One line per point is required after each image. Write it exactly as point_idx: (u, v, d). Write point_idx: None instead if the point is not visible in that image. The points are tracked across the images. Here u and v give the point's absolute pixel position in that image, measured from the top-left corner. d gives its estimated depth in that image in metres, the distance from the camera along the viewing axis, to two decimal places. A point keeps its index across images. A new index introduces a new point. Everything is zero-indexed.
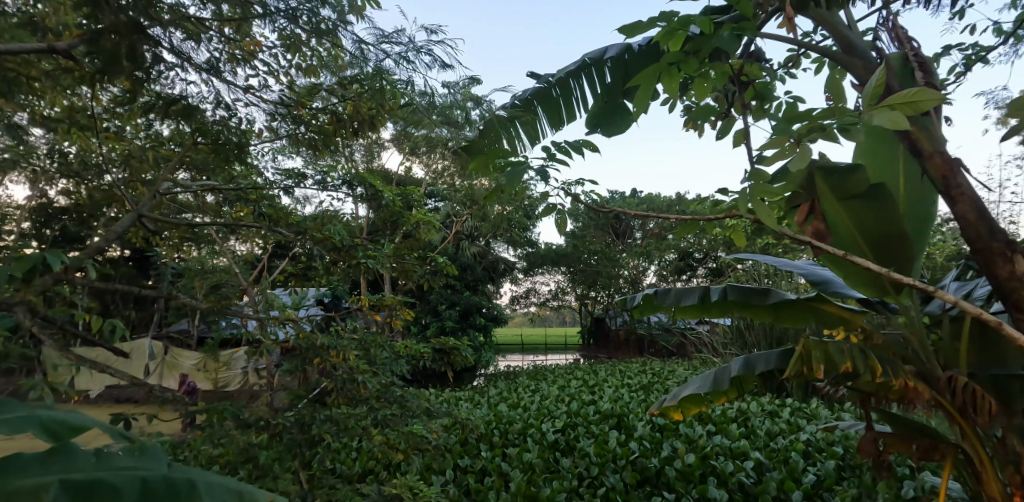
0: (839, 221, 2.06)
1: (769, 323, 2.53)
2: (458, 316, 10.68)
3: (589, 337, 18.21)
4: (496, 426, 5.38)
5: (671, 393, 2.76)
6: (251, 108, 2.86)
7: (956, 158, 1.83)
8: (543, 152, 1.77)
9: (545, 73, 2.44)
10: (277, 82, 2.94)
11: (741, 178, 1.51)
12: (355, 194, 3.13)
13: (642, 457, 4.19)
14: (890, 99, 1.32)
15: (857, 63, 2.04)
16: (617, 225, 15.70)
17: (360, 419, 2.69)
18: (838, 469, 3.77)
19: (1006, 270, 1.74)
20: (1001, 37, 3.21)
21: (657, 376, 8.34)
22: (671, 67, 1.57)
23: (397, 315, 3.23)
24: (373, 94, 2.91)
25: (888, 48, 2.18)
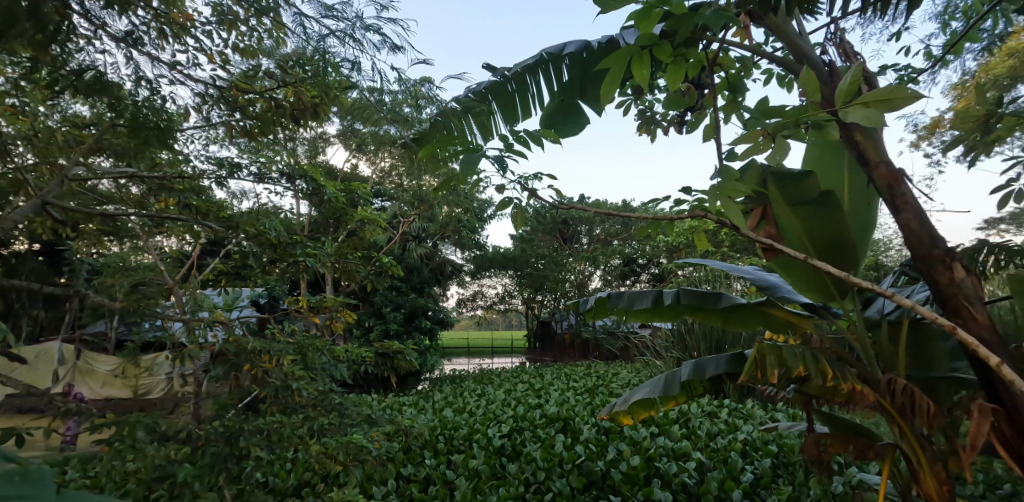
0: (791, 228, 2.10)
1: (718, 327, 2.53)
2: (404, 319, 10.33)
3: (535, 341, 18.24)
4: (440, 432, 5.21)
5: (621, 397, 2.72)
6: (176, 86, 2.61)
7: (901, 168, 1.85)
8: (502, 139, 1.68)
9: (501, 67, 2.35)
10: (209, 61, 2.70)
11: (708, 176, 1.54)
12: (295, 188, 2.89)
13: (588, 460, 4.14)
14: (865, 96, 1.34)
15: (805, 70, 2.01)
16: (564, 230, 15.91)
17: (295, 429, 2.48)
18: (774, 467, 3.86)
19: (945, 276, 1.76)
20: (932, 60, 3.38)
21: (601, 378, 8.40)
22: (643, 50, 1.51)
23: (338, 317, 3.03)
24: (314, 80, 2.75)
25: (834, 61, 2.19)
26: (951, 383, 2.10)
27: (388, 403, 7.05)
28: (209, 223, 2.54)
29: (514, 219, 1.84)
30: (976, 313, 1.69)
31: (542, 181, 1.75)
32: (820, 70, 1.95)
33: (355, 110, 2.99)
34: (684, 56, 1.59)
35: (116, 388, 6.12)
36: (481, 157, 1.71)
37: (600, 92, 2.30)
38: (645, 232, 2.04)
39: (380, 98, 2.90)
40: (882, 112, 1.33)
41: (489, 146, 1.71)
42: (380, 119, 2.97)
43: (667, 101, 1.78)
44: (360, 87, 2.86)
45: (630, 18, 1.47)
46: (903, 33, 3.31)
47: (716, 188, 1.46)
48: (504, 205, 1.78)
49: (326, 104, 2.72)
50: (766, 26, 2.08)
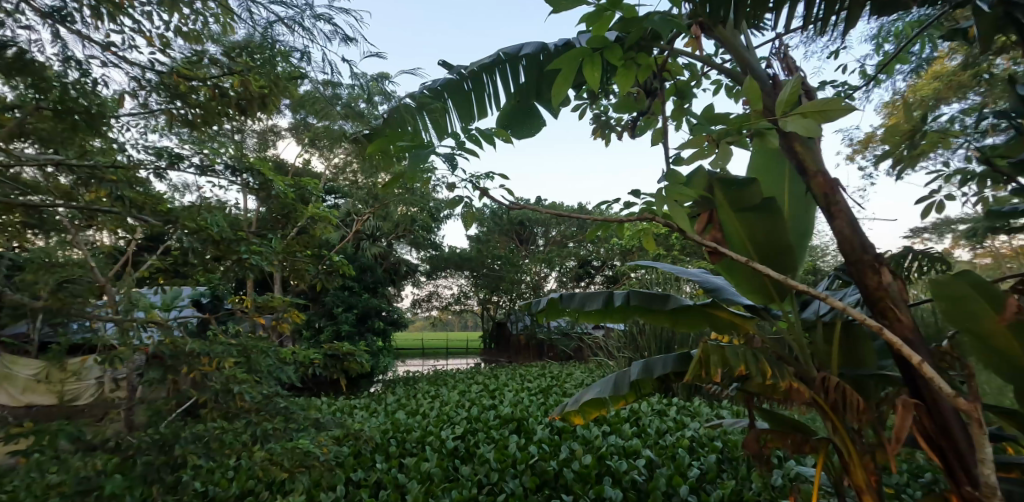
0: (734, 232, 2.18)
1: (666, 328, 2.59)
2: (356, 320, 10.11)
3: (490, 342, 18.22)
4: (392, 435, 5.13)
5: (573, 397, 2.76)
6: (109, 68, 2.46)
7: (835, 178, 1.96)
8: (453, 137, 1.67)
9: (457, 65, 2.34)
10: (147, 44, 2.58)
11: (656, 179, 1.57)
12: (241, 182, 2.76)
13: (541, 460, 4.17)
14: (803, 107, 1.40)
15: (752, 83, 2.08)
16: (521, 231, 15.99)
17: (237, 434, 2.38)
18: (719, 462, 3.99)
19: (874, 280, 1.86)
20: (866, 79, 3.59)
21: (555, 379, 8.47)
22: (594, 53, 1.54)
23: (285, 318, 2.94)
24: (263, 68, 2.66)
25: (778, 74, 2.28)
26: (878, 381, 2.23)
27: (339, 406, 6.89)
28: (145, 216, 2.42)
29: (465, 219, 1.83)
30: (901, 315, 1.80)
31: (494, 180, 1.76)
32: (763, 81, 2.03)
33: (310, 106, 2.76)
34: (632, 59, 1.64)
35: (41, 394, 5.71)
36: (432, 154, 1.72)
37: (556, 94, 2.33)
38: (596, 233, 2.08)
39: (335, 92, 2.76)
40: (818, 122, 1.40)
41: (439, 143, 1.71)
42: (334, 113, 2.69)
43: (616, 106, 1.88)
44: (312, 79, 2.78)
45: (583, 20, 1.49)
46: (841, 52, 3.50)
47: (664, 191, 1.49)
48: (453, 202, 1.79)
49: (276, 95, 2.68)
50: (715, 37, 2.15)
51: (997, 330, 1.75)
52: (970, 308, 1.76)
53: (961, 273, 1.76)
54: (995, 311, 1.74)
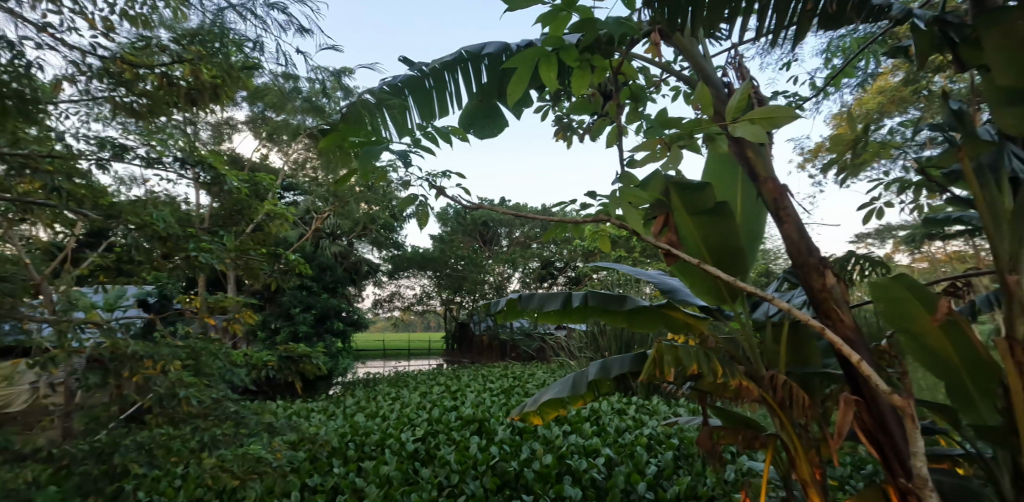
0: (688, 234, 2.23)
1: (624, 328, 2.62)
2: (314, 321, 9.88)
3: (453, 343, 18.12)
4: (350, 438, 5.03)
5: (532, 398, 2.77)
6: (43, 51, 2.31)
7: (784, 184, 2.03)
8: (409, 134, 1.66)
9: (419, 61, 2.31)
10: (89, 27, 2.46)
11: (610, 180, 1.60)
12: (191, 177, 2.68)
13: (502, 460, 4.17)
14: (752, 113, 1.45)
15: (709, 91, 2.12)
16: (484, 232, 15.99)
17: (184, 441, 2.29)
18: (675, 459, 4.09)
19: (819, 282, 1.93)
20: (815, 91, 3.74)
21: (518, 379, 8.50)
22: (549, 53, 1.55)
23: (238, 319, 2.84)
24: (215, 56, 2.57)
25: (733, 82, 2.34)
26: (823, 378, 2.32)
27: (296, 409, 6.71)
28: (84, 211, 2.31)
29: (418, 219, 1.82)
30: (842, 315, 1.88)
31: (451, 178, 1.75)
32: (717, 88, 2.08)
33: (270, 99, 2.83)
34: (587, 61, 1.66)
35: None
36: (385, 150, 1.72)
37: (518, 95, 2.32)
38: (553, 234, 2.11)
39: (295, 85, 2.84)
40: (765, 129, 1.45)
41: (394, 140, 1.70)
42: (296, 108, 2.86)
43: (573, 107, 1.80)
44: (271, 72, 2.81)
45: (540, 20, 1.49)
46: (792, 64, 3.65)
47: (618, 192, 1.52)
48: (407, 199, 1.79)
49: (229, 86, 2.61)
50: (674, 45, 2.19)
51: (931, 330, 1.84)
52: (906, 309, 1.86)
53: (898, 275, 1.85)
54: (929, 312, 1.83)
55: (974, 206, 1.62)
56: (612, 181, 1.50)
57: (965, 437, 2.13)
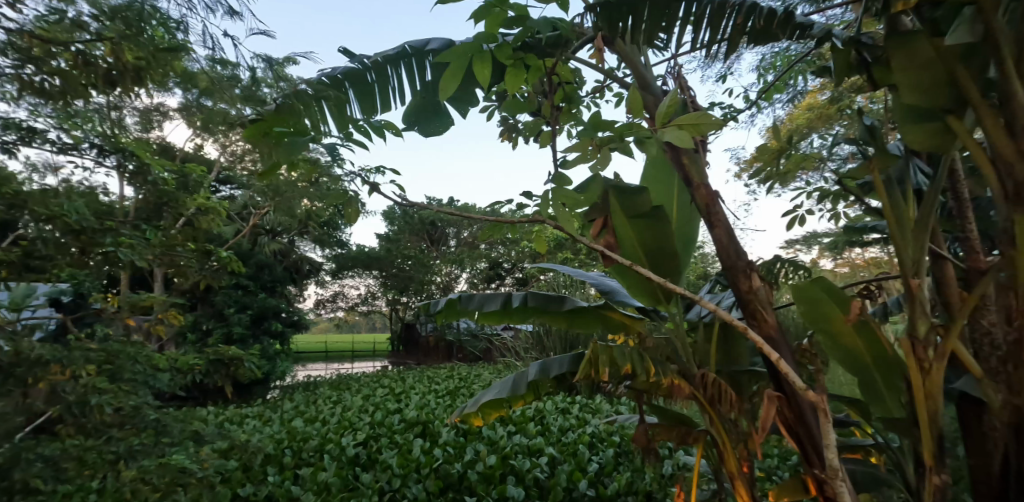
0: (626, 236, 2.28)
1: (564, 328, 2.64)
2: (250, 322, 9.46)
3: (399, 344, 17.84)
4: (287, 445, 4.82)
5: (472, 399, 2.76)
6: None
7: (716, 190, 2.12)
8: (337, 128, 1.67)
9: (360, 53, 2.23)
10: None
11: (544, 180, 1.59)
12: (114, 167, 2.50)
13: (445, 463, 4.12)
14: (680, 119, 1.49)
15: (649, 99, 2.16)
16: (432, 231, 15.85)
17: (98, 453, 2.13)
18: (616, 456, 4.19)
19: (746, 285, 2.01)
20: (748, 104, 3.92)
21: (463, 380, 8.47)
22: (483, 50, 1.56)
23: (163, 320, 2.67)
24: (140, 38, 2.35)
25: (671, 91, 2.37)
26: (750, 376, 2.42)
27: (229, 416, 6.40)
28: None
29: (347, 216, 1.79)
30: (767, 316, 1.97)
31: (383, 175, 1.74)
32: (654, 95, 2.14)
33: (204, 85, 2.67)
34: (522, 60, 1.67)
35: None
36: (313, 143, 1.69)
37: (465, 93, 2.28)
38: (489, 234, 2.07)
39: (234, 73, 2.72)
40: (693, 135, 1.49)
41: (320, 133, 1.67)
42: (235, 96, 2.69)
43: (505, 103, 1.80)
44: (208, 56, 2.68)
45: (475, 16, 1.48)
46: (728, 77, 3.80)
47: (551, 193, 1.54)
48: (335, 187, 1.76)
49: (154, 68, 2.43)
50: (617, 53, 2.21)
51: (845, 330, 1.96)
52: (823, 310, 1.97)
53: (817, 279, 1.95)
54: (844, 313, 1.95)
55: (883, 214, 1.73)
56: (544, 183, 1.51)
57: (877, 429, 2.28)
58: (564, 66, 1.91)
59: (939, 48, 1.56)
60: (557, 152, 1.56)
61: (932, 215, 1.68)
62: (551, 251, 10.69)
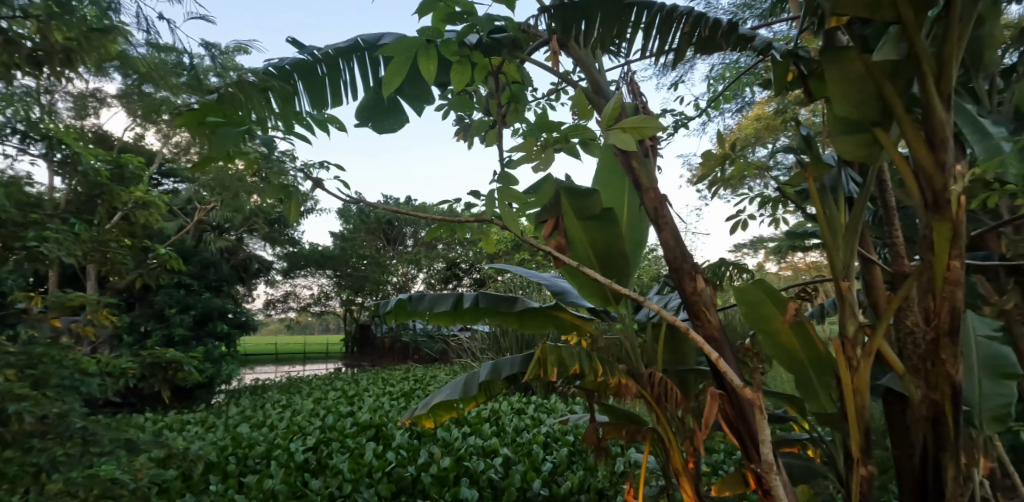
0: (577, 238, 2.31)
1: (515, 329, 2.65)
2: (193, 323, 9.05)
3: (353, 345, 17.49)
4: (231, 452, 4.59)
5: (423, 401, 2.73)
6: None
7: (664, 194, 2.16)
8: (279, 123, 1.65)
9: (310, 45, 2.18)
10: None
11: (489, 179, 1.56)
12: (46, 156, 2.30)
13: (398, 466, 4.02)
14: (624, 122, 1.52)
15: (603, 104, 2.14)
16: (389, 231, 15.64)
17: (16, 466, 1.97)
18: (569, 455, 4.24)
19: (691, 286, 2.06)
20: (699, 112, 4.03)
21: (419, 382, 8.38)
22: (429, 45, 1.53)
23: (94, 320, 2.53)
24: (67, 15, 2.04)
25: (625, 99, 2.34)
26: (696, 374, 2.49)
27: (168, 423, 6.08)
28: None
29: (287, 212, 1.76)
30: (710, 316, 2.03)
31: (327, 170, 1.72)
32: (604, 98, 2.16)
33: (143, 72, 2.22)
34: (468, 58, 1.64)
35: None
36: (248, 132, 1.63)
37: (419, 92, 2.28)
38: (436, 233, 2.08)
39: (180, 58, 2.23)
40: (637, 138, 1.53)
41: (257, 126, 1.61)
42: (180, 84, 2.24)
43: (453, 101, 1.78)
44: (146, 41, 2.21)
45: (422, 10, 1.47)
46: (679, 85, 3.92)
47: (496, 193, 1.52)
48: (274, 180, 1.68)
49: (85, 52, 2.14)
50: (572, 58, 2.22)
51: (783, 329, 2.05)
52: (763, 311, 2.05)
53: (757, 280, 2.03)
54: (781, 313, 2.04)
55: (816, 220, 1.82)
56: (489, 182, 1.49)
57: (813, 424, 2.39)
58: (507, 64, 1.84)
59: (869, 64, 1.65)
60: (503, 152, 1.55)
61: (861, 220, 1.76)
62: (509, 252, 10.71)
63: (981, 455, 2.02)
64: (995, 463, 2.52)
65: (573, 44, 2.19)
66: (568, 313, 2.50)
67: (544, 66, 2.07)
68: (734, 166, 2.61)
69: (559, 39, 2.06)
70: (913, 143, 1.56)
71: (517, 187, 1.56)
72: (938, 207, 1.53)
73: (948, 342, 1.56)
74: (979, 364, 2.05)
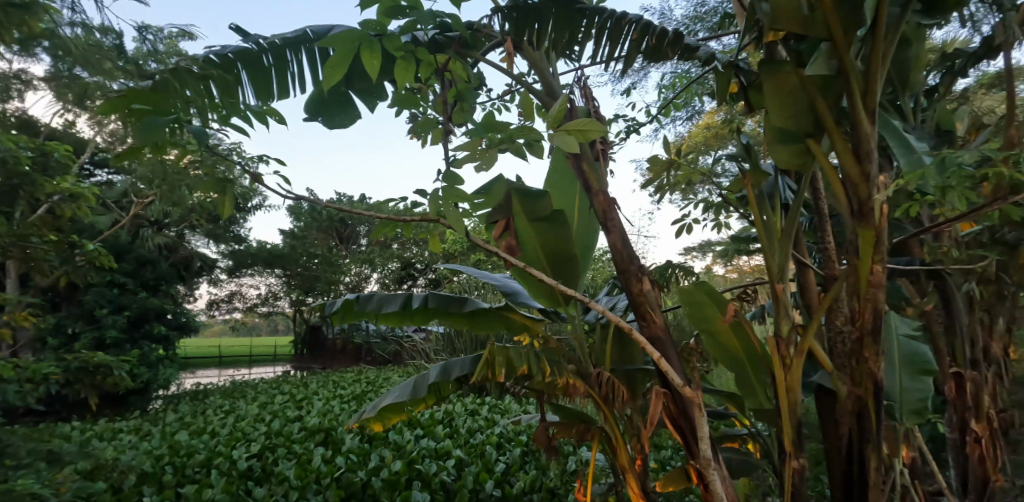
0: (527, 240, 2.31)
1: (465, 330, 2.64)
2: (127, 324, 8.56)
3: (303, 347, 17.01)
4: (167, 462, 4.31)
5: (371, 403, 2.68)
6: None
7: (613, 197, 2.19)
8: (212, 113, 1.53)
9: (255, 33, 2.05)
10: None
11: (434, 178, 1.55)
12: None
13: (348, 472, 3.89)
14: (568, 125, 1.55)
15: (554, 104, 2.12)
16: (341, 229, 15.35)
17: None
18: (522, 454, 4.25)
19: (637, 288, 2.10)
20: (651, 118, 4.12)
21: (371, 384, 8.23)
22: (372, 38, 1.51)
23: (14, 321, 2.36)
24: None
25: (577, 103, 2.25)
26: (643, 373, 2.54)
27: (98, 431, 5.73)
28: None
29: (221, 207, 1.70)
30: (655, 317, 2.08)
31: (266, 164, 1.67)
32: (553, 97, 2.13)
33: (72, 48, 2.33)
34: (412, 53, 1.62)
35: None
36: (180, 123, 1.53)
37: (371, 87, 2.22)
38: (381, 232, 1.96)
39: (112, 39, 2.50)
40: (581, 141, 1.55)
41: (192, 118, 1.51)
42: (112, 69, 2.51)
43: (396, 97, 1.64)
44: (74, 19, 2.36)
45: (364, 3, 1.45)
46: (632, 90, 4.01)
47: (440, 192, 1.51)
48: (207, 171, 1.66)
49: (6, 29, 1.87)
50: (526, 61, 2.24)
51: (723, 329, 2.12)
52: (705, 311, 2.12)
53: (699, 282, 2.10)
54: (722, 313, 2.11)
55: (754, 225, 1.89)
56: (433, 181, 1.47)
57: (752, 420, 2.48)
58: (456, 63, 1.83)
59: (802, 78, 1.73)
60: (448, 150, 1.54)
61: (795, 225, 1.85)
62: (464, 252, 10.70)
63: (901, 446, 2.16)
64: (915, 453, 2.71)
65: (527, 46, 2.18)
66: (517, 313, 2.50)
67: (497, 67, 2.07)
68: (681, 171, 2.69)
69: (513, 41, 2.08)
70: (841, 155, 1.65)
71: (462, 187, 1.56)
72: (863, 215, 1.62)
73: (871, 341, 1.66)
74: (900, 361, 2.20)
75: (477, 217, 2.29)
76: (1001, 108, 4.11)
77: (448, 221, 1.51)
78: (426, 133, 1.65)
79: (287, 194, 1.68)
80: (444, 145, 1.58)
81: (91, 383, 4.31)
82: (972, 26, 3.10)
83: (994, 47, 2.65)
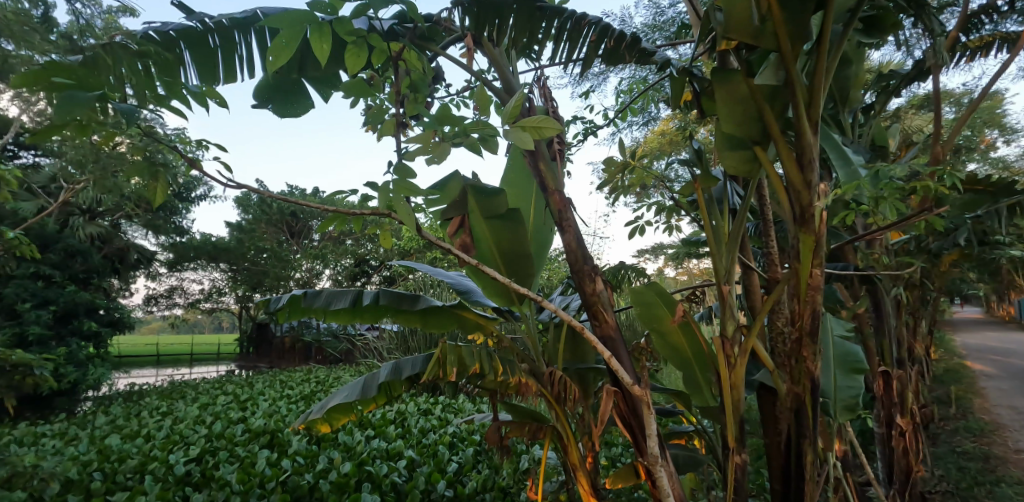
0: (482, 238, 2.29)
1: (417, 327, 2.59)
2: (53, 320, 8.00)
3: (249, 345, 16.38)
4: (94, 468, 4.03)
5: (318, 404, 2.59)
6: None
7: (568, 198, 2.18)
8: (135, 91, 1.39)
9: (201, 11, 1.94)
10: None
11: (385, 169, 1.50)
12: None
13: (294, 474, 3.74)
14: (524, 121, 1.53)
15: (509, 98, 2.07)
16: (293, 224, 14.97)
17: None
18: (475, 454, 4.23)
19: (590, 288, 2.11)
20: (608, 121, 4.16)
21: (321, 384, 8.01)
22: (319, 21, 1.44)
23: None
24: None
25: (535, 102, 2.20)
26: (594, 373, 2.56)
27: (19, 436, 5.33)
28: None
29: (152, 193, 1.60)
30: (607, 317, 2.09)
31: (206, 150, 1.58)
32: (512, 92, 2.09)
33: None
34: (364, 39, 1.58)
35: None
36: (106, 98, 1.41)
37: (326, 74, 2.16)
38: (323, 225, 1.80)
39: None
40: (534, 138, 1.55)
41: (117, 95, 1.38)
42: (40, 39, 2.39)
43: (347, 85, 1.54)
44: None
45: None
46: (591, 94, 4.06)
47: (391, 184, 1.47)
48: (139, 154, 1.54)
49: None
50: (487, 58, 2.20)
51: (672, 330, 2.17)
52: (655, 311, 2.17)
53: (649, 284, 2.15)
54: (670, 314, 2.16)
55: (703, 229, 1.94)
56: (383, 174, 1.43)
57: (699, 417, 2.54)
58: (410, 51, 1.78)
59: (751, 86, 1.77)
60: (400, 142, 1.50)
61: (741, 229, 1.90)
62: (419, 249, 10.59)
63: (833, 441, 2.27)
64: (846, 447, 2.85)
65: (487, 42, 2.14)
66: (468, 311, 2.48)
67: (456, 61, 2.02)
68: (635, 175, 2.72)
69: (471, 36, 2.07)
70: (785, 163, 1.70)
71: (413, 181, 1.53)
72: (803, 221, 1.68)
73: (809, 341, 1.73)
74: (834, 360, 2.32)
75: (432, 214, 2.27)
76: (927, 125, 4.41)
77: (400, 215, 1.47)
78: (378, 123, 1.66)
79: (228, 182, 1.53)
80: (395, 137, 1.53)
81: (11, 385, 3.99)
82: (905, 49, 3.30)
83: (925, 69, 2.81)
